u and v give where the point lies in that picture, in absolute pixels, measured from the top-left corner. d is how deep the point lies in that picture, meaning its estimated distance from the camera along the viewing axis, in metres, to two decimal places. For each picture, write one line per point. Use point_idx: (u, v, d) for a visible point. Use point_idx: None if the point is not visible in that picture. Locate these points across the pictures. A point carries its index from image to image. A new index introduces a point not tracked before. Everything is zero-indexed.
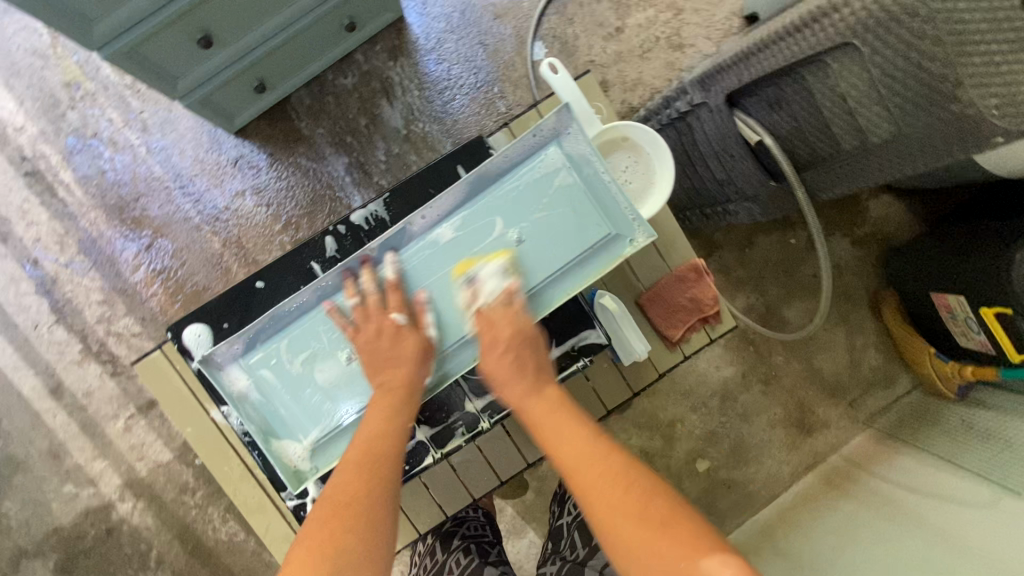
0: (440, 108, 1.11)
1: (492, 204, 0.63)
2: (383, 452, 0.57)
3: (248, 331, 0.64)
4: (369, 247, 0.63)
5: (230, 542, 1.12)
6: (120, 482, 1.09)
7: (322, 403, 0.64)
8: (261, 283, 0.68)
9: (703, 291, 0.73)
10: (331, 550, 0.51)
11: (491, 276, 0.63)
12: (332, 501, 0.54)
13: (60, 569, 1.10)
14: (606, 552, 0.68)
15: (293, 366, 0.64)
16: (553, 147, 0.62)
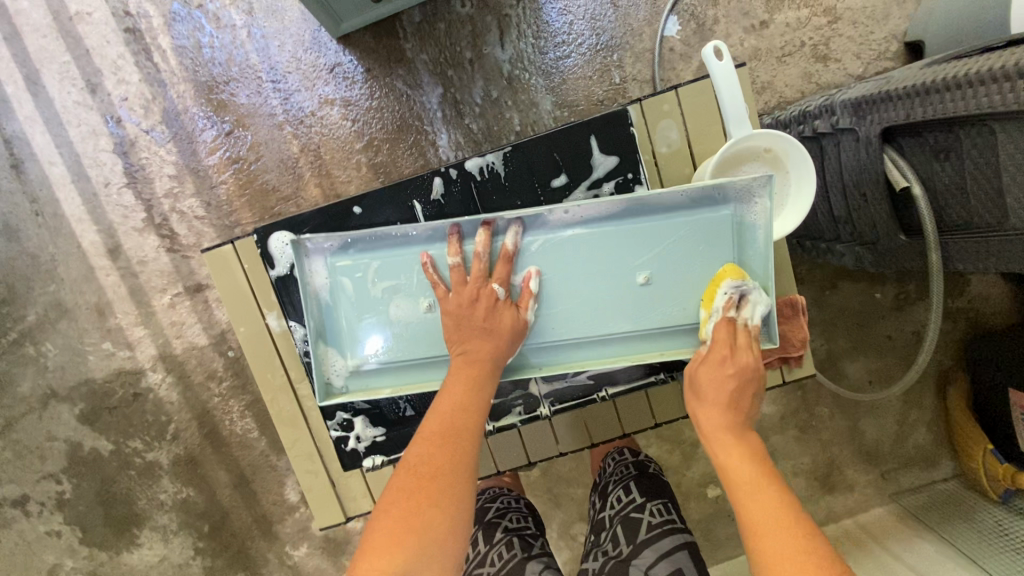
0: (552, 62, 1.04)
1: (636, 233, 0.63)
2: (466, 430, 0.57)
3: (351, 236, 0.65)
4: (503, 215, 0.62)
5: (244, 437, 1.15)
6: (155, 353, 1.12)
7: (386, 334, 0.67)
8: (358, 209, 0.68)
9: (792, 329, 0.68)
10: (415, 525, 0.51)
11: (603, 305, 0.65)
12: (417, 476, 0.54)
13: (84, 418, 1.15)
14: (654, 552, 0.64)
15: (375, 289, 0.66)
16: (727, 207, 0.61)
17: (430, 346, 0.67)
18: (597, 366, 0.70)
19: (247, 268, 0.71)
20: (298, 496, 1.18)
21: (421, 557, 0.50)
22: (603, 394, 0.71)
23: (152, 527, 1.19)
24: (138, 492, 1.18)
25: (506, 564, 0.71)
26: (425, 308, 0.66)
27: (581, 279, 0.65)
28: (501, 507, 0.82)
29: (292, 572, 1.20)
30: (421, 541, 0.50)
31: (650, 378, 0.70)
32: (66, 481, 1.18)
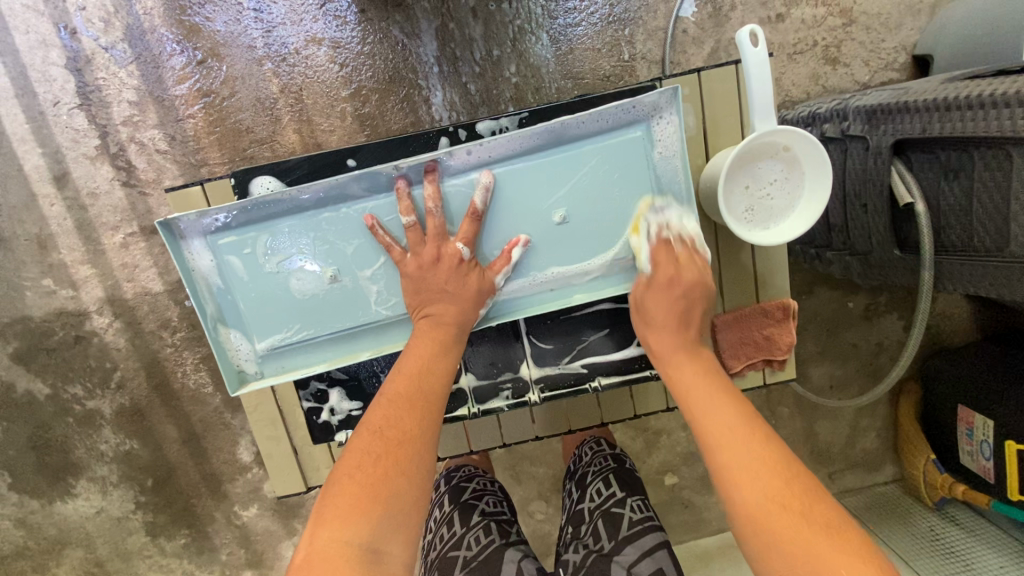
0: (561, 28, 0.98)
1: (558, 164, 0.60)
2: (436, 391, 0.54)
3: (228, 211, 0.58)
4: (421, 158, 0.57)
5: (196, 392, 1.09)
6: (102, 296, 1.03)
7: (292, 312, 0.63)
8: (352, 162, 0.65)
9: (780, 334, 0.68)
10: (382, 491, 0.46)
11: (524, 232, 0.61)
12: (378, 438, 0.49)
13: (17, 358, 1.05)
14: (636, 549, 0.65)
15: (267, 265, 0.61)
16: (638, 129, 0.59)
17: (341, 317, 0.63)
18: (591, 355, 0.69)
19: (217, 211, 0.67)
20: (252, 457, 1.13)
21: (389, 526, 0.44)
22: (597, 382, 0.69)
23: (89, 478, 1.12)
24: (76, 440, 1.10)
25: (482, 550, 0.70)
26: (329, 279, 0.61)
27: (507, 206, 0.61)
28: (477, 490, 0.82)
29: (240, 532, 1.17)
30: (387, 508, 0.45)
31: (646, 372, 0.69)
32: None
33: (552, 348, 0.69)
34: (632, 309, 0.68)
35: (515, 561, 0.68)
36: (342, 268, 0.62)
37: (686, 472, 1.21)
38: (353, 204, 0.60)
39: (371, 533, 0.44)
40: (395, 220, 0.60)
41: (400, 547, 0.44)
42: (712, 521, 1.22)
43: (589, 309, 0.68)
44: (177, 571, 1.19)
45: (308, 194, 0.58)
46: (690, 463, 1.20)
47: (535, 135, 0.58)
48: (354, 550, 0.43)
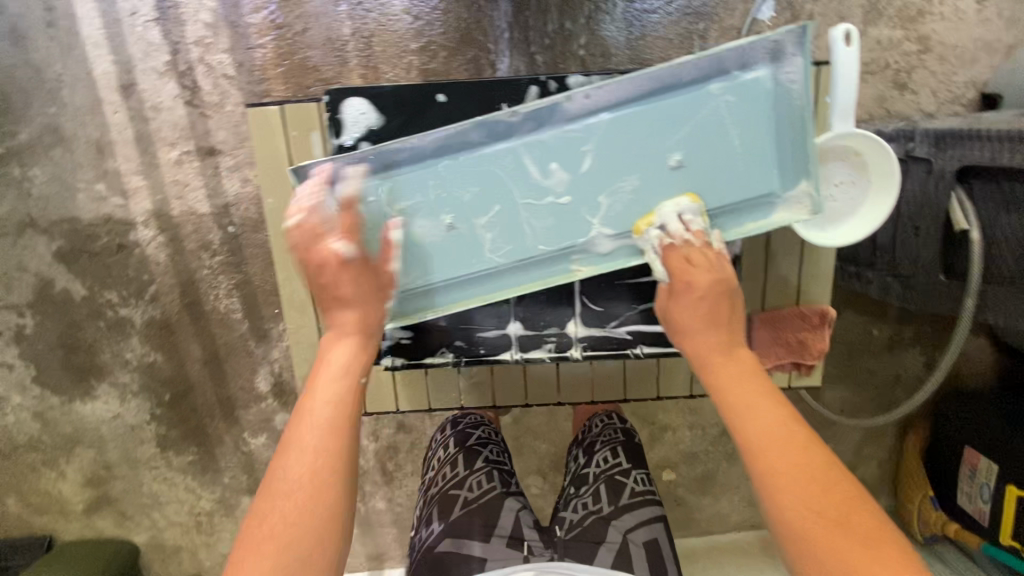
0: (636, 13, 0.98)
1: (674, 109, 0.59)
2: (343, 423, 0.51)
3: (352, 160, 0.59)
4: (542, 103, 0.58)
5: (225, 316, 1.12)
6: (149, 209, 1.06)
7: (412, 258, 0.63)
8: (441, 98, 0.66)
9: (814, 339, 0.69)
10: (297, 511, 0.47)
11: (636, 185, 0.61)
12: (283, 493, 0.47)
13: (60, 257, 1.09)
14: (634, 517, 0.67)
15: (388, 214, 0.62)
16: (759, 70, 0.58)
17: (461, 262, 0.64)
18: (638, 323, 0.71)
19: (292, 134, 0.66)
20: (268, 387, 1.16)
21: (313, 539, 0.46)
22: (638, 350, 0.71)
23: (111, 383, 1.16)
24: (104, 345, 1.14)
25: (483, 495, 0.72)
26: (448, 227, 0.63)
27: (620, 156, 0.61)
28: (481, 438, 0.83)
29: (245, 459, 1.21)
30: (297, 552, 0.45)
31: None
32: (29, 316, 1.12)
33: (600, 310, 0.71)
34: None
35: (513, 511, 0.70)
36: (460, 213, 0.63)
37: (684, 471, 1.22)
38: (468, 148, 0.61)
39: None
40: (511, 167, 0.62)
41: (326, 557, 0.46)
42: (701, 522, 1.25)
43: (643, 279, 0.71)
44: (180, 486, 1.23)
45: (429, 138, 0.60)
46: (689, 463, 1.22)
47: (652, 80, 0.58)
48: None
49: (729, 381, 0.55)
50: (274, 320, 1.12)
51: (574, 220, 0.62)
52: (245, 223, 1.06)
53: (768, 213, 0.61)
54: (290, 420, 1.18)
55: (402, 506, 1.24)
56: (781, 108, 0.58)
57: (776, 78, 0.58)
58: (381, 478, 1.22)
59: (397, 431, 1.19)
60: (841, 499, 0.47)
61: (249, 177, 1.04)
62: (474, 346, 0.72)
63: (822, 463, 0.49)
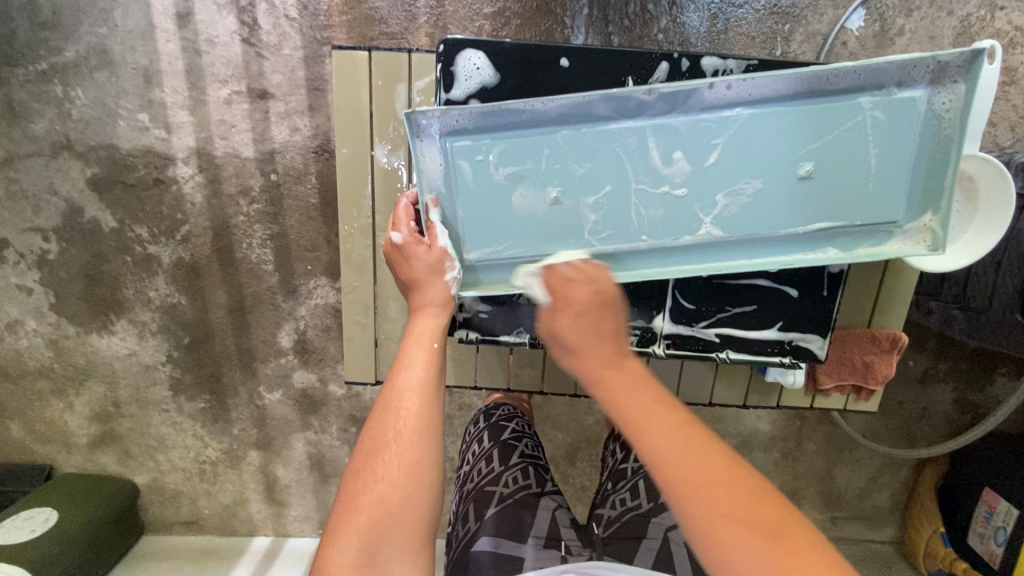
0: (722, 5, 0.94)
1: (818, 114, 0.57)
2: (432, 391, 0.52)
3: (471, 112, 0.58)
4: (687, 83, 0.56)
5: (255, 266, 1.09)
6: (192, 146, 1.02)
7: (509, 228, 0.61)
8: (564, 63, 0.62)
9: (881, 365, 0.67)
10: (369, 504, 0.46)
11: (757, 185, 0.59)
12: (372, 455, 0.48)
13: (94, 185, 1.05)
14: (676, 515, 0.64)
15: (495, 175, 0.60)
16: (913, 93, 0.56)
17: (557, 237, 0.62)
18: (727, 325, 0.67)
19: (376, 84, 0.64)
20: (291, 343, 1.14)
21: (384, 534, 0.45)
22: (724, 354, 0.67)
23: (130, 319, 1.13)
24: (128, 280, 1.11)
25: (518, 490, 0.70)
26: (551, 201, 0.61)
27: (748, 152, 0.59)
28: (516, 432, 0.82)
29: (258, 413, 1.19)
30: (384, 516, 0.45)
31: (773, 357, 0.67)
32: (54, 241, 1.09)
33: (691, 308, 0.67)
34: (786, 292, 0.66)
35: (550, 509, 0.67)
36: (569, 190, 0.60)
37: None
38: (593, 124, 0.59)
39: (366, 545, 0.44)
40: (634, 148, 0.59)
41: (401, 556, 0.45)
42: None
43: (744, 280, 0.66)
44: (188, 432, 1.22)
45: (555, 105, 0.58)
46: None
47: (804, 76, 0.56)
48: (349, 566, 0.43)
49: (627, 398, 0.46)
50: (305, 276, 1.09)
51: (685, 212, 0.61)
52: (288, 174, 1.03)
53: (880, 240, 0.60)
54: (308, 379, 1.16)
55: None
56: (926, 135, 0.57)
57: (929, 105, 0.56)
58: None
59: None
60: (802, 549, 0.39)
61: (299, 127, 1.01)
62: None
63: (754, 484, 0.42)
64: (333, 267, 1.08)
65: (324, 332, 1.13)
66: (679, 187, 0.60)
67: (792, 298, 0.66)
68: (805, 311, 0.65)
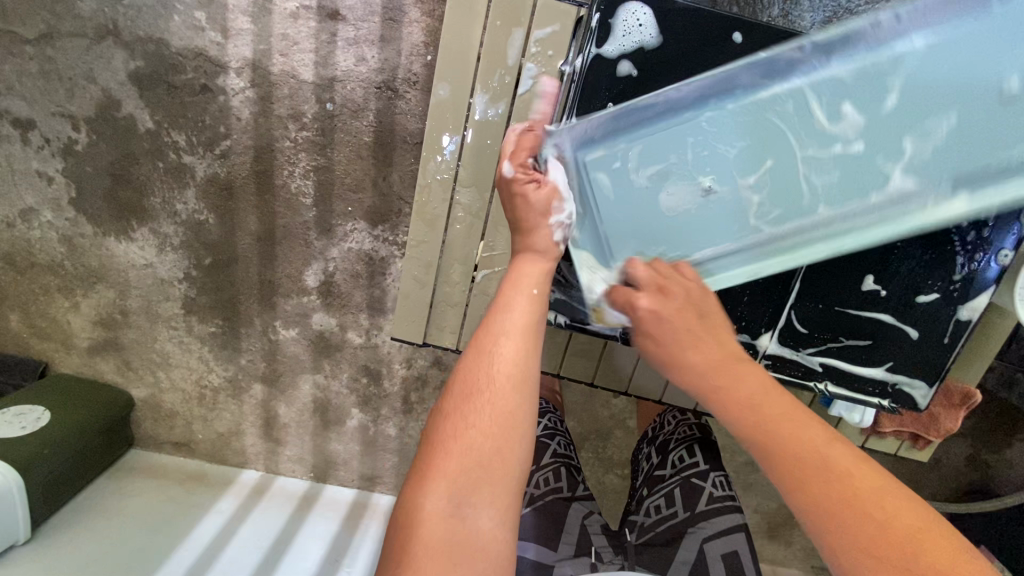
0: (838, 10, 0.89)
1: (979, 42, 0.60)
2: (526, 337, 0.52)
3: (604, 117, 0.64)
4: (842, 33, 0.60)
5: (294, 197, 1.03)
6: (247, 57, 0.95)
7: (660, 224, 0.67)
8: (737, 36, 0.64)
9: (946, 419, 0.74)
10: (458, 449, 0.45)
11: (941, 126, 0.62)
12: (464, 401, 0.48)
13: (135, 79, 0.98)
14: (712, 526, 0.63)
15: (637, 177, 0.66)
16: None
17: (711, 231, 0.67)
18: (834, 358, 0.72)
19: (493, 23, 0.65)
20: (316, 283, 1.09)
21: (467, 483, 0.44)
22: (822, 385, 0.73)
23: (152, 229, 1.08)
24: (156, 187, 1.04)
25: (549, 493, 0.68)
26: (703, 191, 0.66)
27: (917, 105, 0.62)
28: (549, 429, 0.79)
29: (269, 347, 1.15)
30: (474, 467, 0.45)
31: (873, 397, 0.72)
32: (84, 132, 1.02)
33: (803, 332, 0.72)
34: (905, 334, 0.70)
35: (580, 517, 0.66)
36: (723, 176, 0.65)
37: None
38: (746, 93, 0.63)
39: (454, 495, 0.44)
40: (793, 111, 0.63)
41: (489, 510, 0.44)
42: None
43: (866, 313, 0.70)
44: (194, 354, 1.18)
45: (692, 87, 0.63)
46: None
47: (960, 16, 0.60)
48: (437, 513, 0.43)
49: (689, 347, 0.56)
50: (344, 217, 1.04)
51: (860, 168, 0.64)
52: (345, 105, 0.97)
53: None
54: (328, 322, 1.12)
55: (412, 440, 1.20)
56: None
57: None
58: (400, 406, 1.18)
59: (432, 365, 1.15)
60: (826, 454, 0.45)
61: (365, 57, 0.94)
62: None
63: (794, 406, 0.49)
64: (375, 212, 1.03)
65: (352, 278, 1.08)
66: (849, 142, 0.64)
67: (911, 340, 0.70)
68: (914, 356, 0.70)
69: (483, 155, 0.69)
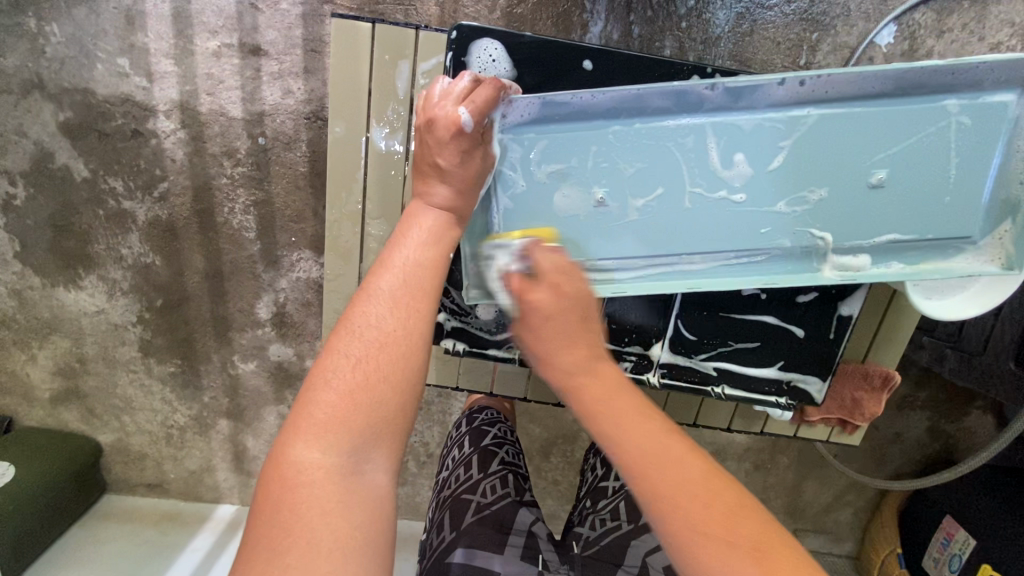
0: (751, 5, 0.90)
1: (878, 116, 0.58)
2: (435, 285, 0.49)
3: (528, 103, 0.60)
4: (756, 81, 0.57)
5: (236, 233, 1.04)
6: (175, 99, 0.96)
7: (551, 223, 0.64)
8: (588, 65, 0.64)
9: (869, 402, 0.72)
10: (361, 401, 0.42)
11: (823, 193, 0.61)
12: (367, 353, 0.44)
13: (66, 130, 0.98)
14: (654, 538, 0.63)
15: (540, 174, 0.63)
16: (1001, 99, 0.57)
17: (598, 244, 0.64)
18: (725, 361, 0.72)
19: (381, 58, 0.65)
20: (268, 315, 1.10)
21: (368, 437, 0.42)
22: (720, 389, 0.72)
23: (100, 276, 1.08)
24: (99, 235, 1.05)
25: (495, 501, 0.67)
26: (596, 201, 0.63)
27: (813, 159, 0.60)
28: (498, 438, 0.80)
29: (230, 382, 1.16)
30: (370, 424, 0.42)
31: (769, 396, 0.72)
32: (21, 186, 1.02)
33: (693, 339, 0.71)
34: (791, 332, 0.71)
35: (526, 526, 0.64)
36: (618, 192, 0.63)
37: None
38: (657, 120, 0.61)
39: (351, 451, 0.41)
40: (693, 148, 0.61)
41: (383, 461, 0.42)
42: None
43: (750, 317, 0.71)
44: (156, 396, 1.18)
45: (608, 98, 0.59)
46: None
47: (919, 85, 0.57)
48: (330, 467, 0.40)
49: (629, 424, 0.43)
50: (288, 248, 1.04)
51: (742, 216, 0.63)
52: (277, 138, 0.97)
53: (937, 252, 0.62)
54: (284, 352, 1.12)
55: None
56: (982, 156, 0.59)
57: (1010, 115, 0.57)
58: None
59: None
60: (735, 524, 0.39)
61: (292, 90, 0.95)
62: None
63: (706, 474, 0.41)
64: (319, 240, 1.04)
65: (304, 307, 1.09)
66: (734, 190, 0.62)
67: (797, 338, 0.71)
68: (801, 352, 0.71)
69: (388, 186, 0.69)
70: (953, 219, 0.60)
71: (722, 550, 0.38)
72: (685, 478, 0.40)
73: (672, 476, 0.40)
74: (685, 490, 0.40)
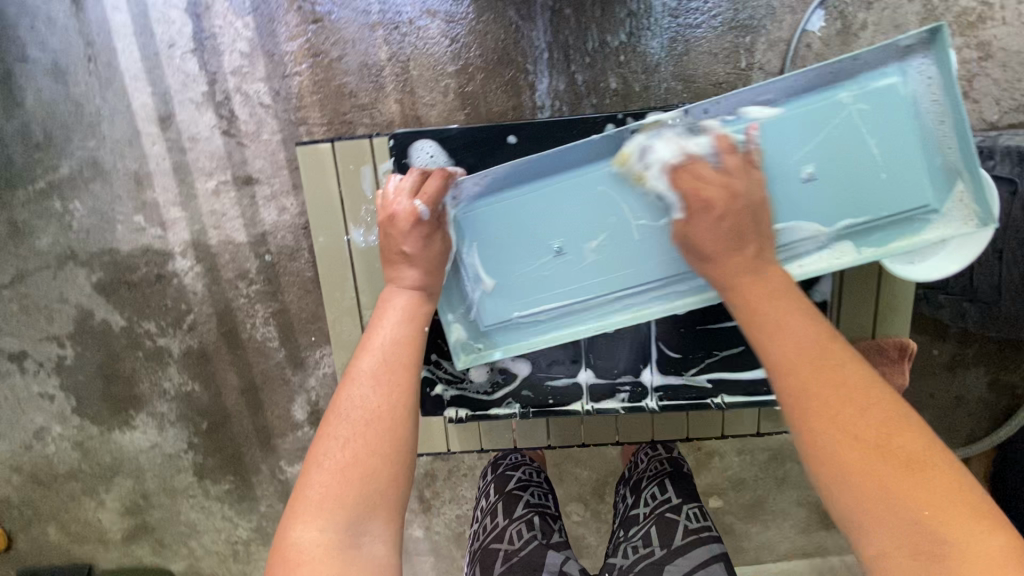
0: (679, 28, 0.96)
1: (787, 119, 0.62)
2: (412, 359, 0.52)
3: (473, 180, 0.66)
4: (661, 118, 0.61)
5: (261, 345, 1.11)
6: (187, 239, 1.06)
7: (517, 283, 0.68)
8: (511, 138, 0.70)
9: (892, 373, 0.71)
10: (354, 476, 0.46)
11: None
12: (357, 432, 0.47)
13: (100, 289, 1.09)
14: (688, 561, 0.62)
15: (495, 242, 0.68)
16: (898, 74, 0.59)
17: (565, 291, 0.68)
18: (722, 370, 0.72)
19: (345, 170, 0.72)
20: (305, 415, 1.15)
21: (365, 508, 0.45)
22: (721, 399, 0.72)
23: (149, 412, 1.16)
24: (142, 375, 1.13)
25: (524, 545, 0.68)
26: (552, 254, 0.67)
27: None
28: (522, 480, 0.80)
29: (282, 487, 1.20)
30: (362, 498, 0.45)
31: (771, 395, 0.72)
32: (69, 347, 1.12)
33: (677, 357, 0.72)
34: None
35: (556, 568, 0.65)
36: (570, 242, 0.67)
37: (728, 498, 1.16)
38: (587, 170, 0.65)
39: (349, 525, 0.44)
40: (626, 188, 0.65)
41: (382, 528, 0.45)
42: (750, 550, 1.20)
43: (725, 323, 0.71)
44: (217, 515, 1.22)
45: (537, 163, 0.65)
46: (738, 490, 1.17)
47: (808, 89, 0.61)
48: (332, 542, 0.44)
49: (762, 306, 0.52)
50: (310, 347, 1.10)
51: None
52: (281, 252, 1.05)
53: (890, 227, 0.63)
54: None
55: (441, 537, 1.19)
56: (902, 130, 0.60)
57: (912, 86, 0.59)
58: (419, 506, 1.19)
59: (435, 459, 1.16)
60: (872, 421, 0.45)
61: (286, 206, 1.03)
62: (540, 396, 0.74)
63: (875, 385, 0.46)
64: None
65: None
66: None
67: None
68: None
69: (375, 276, 0.75)
70: (894, 195, 0.61)
71: (845, 454, 0.44)
72: (860, 389, 0.46)
73: (824, 381, 0.46)
74: (839, 391, 0.46)
